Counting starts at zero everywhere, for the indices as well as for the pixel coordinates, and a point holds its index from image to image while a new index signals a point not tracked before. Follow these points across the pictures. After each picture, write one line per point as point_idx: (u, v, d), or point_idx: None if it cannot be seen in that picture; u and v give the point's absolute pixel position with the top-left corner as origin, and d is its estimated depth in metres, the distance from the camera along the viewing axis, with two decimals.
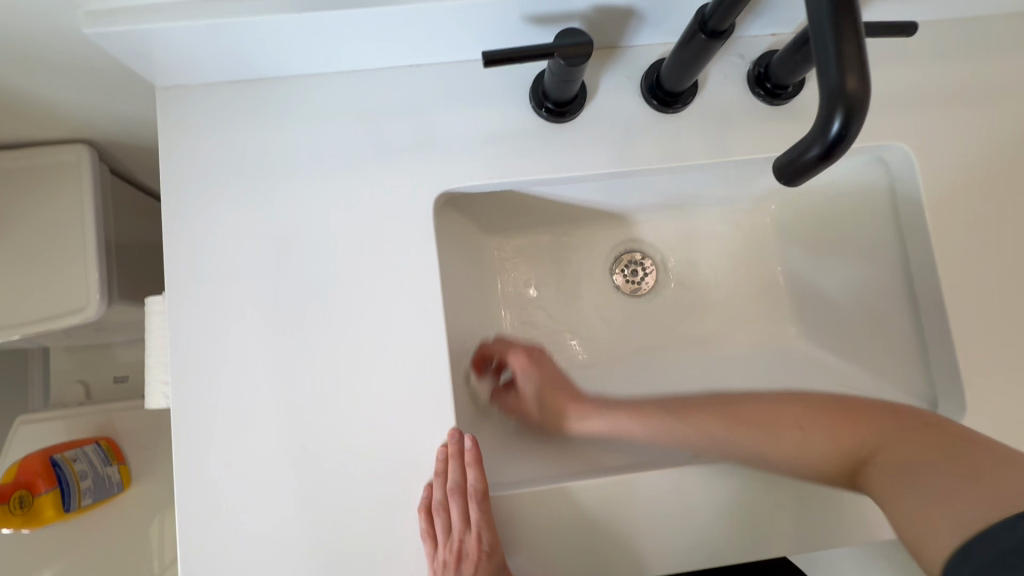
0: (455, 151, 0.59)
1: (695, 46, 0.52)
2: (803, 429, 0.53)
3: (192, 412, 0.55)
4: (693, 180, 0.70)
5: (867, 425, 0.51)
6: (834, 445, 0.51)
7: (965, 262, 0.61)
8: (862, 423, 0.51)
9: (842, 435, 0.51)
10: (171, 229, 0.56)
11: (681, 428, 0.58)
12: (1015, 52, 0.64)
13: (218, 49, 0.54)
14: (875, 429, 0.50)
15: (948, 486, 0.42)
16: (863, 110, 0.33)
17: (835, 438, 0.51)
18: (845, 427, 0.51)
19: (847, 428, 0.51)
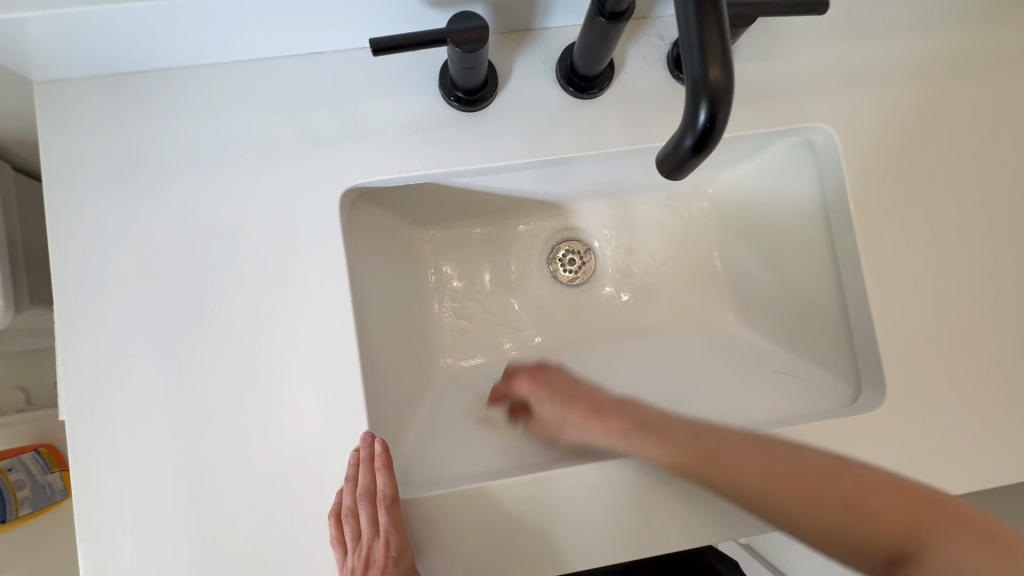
0: (363, 144, 0.57)
1: (597, 29, 0.49)
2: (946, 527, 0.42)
3: (90, 422, 0.54)
4: (621, 168, 0.68)
5: (867, 502, 0.46)
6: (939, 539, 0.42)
7: (885, 245, 0.61)
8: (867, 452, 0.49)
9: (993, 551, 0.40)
10: (57, 237, 0.54)
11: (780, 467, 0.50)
12: (941, 28, 0.63)
13: (96, 40, 0.50)
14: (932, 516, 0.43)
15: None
16: (727, 100, 0.31)
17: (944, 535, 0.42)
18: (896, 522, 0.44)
19: (898, 513, 0.44)
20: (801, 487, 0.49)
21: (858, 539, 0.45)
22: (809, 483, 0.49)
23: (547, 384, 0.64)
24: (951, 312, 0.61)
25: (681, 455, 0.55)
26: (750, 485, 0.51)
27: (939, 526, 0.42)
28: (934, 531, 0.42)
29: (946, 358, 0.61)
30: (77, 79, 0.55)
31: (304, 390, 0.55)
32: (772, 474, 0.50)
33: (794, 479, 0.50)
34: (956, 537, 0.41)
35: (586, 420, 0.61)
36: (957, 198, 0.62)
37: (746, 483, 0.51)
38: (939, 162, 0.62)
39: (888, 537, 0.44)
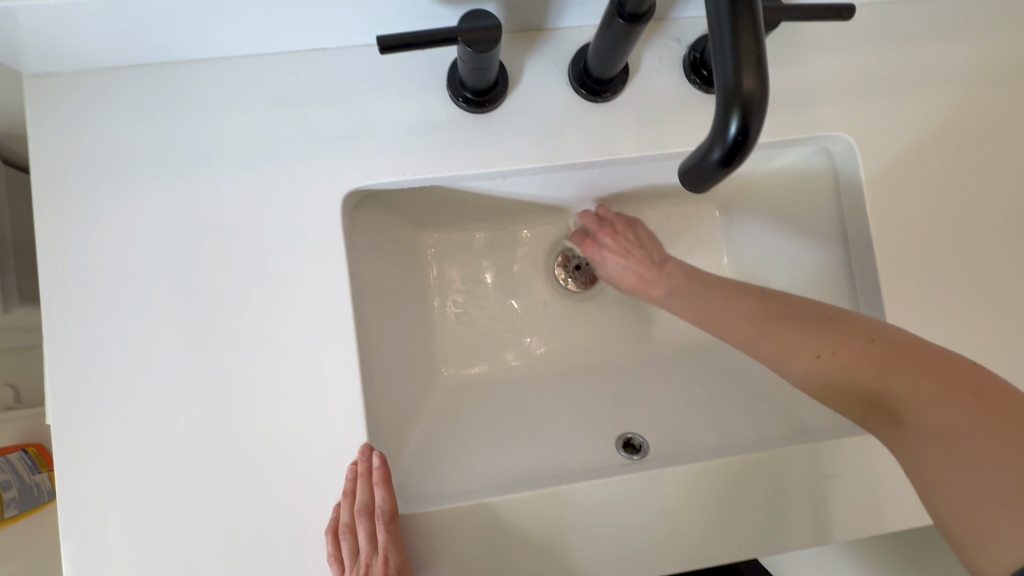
0: (367, 145, 0.55)
1: (614, 31, 0.47)
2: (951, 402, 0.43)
3: (74, 431, 0.52)
4: (633, 174, 0.66)
5: (853, 349, 0.48)
6: (931, 402, 0.43)
7: (904, 259, 0.59)
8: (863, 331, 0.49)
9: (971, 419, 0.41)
10: (44, 236, 0.52)
11: (793, 358, 0.52)
12: (964, 36, 0.61)
13: (90, 31, 0.48)
14: (913, 362, 0.46)
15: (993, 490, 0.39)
16: (761, 111, 0.29)
17: (935, 399, 0.43)
18: (869, 367, 0.47)
19: (879, 361, 0.47)
20: (808, 338, 0.51)
21: (848, 387, 0.48)
22: (818, 332, 0.51)
23: (621, 243, 0.68)
24: (968, 330, 0.60)
25: (724, 321, 0.58)
26: (757, 345, 0.55)
27: (915, 373, 0.45)
28: (905, 376, 0.45)
29: None
30: (68, 71, 0.53)
31: (301, 399, 0.53)
32: (789, 337, 0.52)
33: (801, 338, 0.52)
34: (927, 389, 0.44)
35: (647, 288, 0.66)
36: (977, 212, 0.61)
37: (762, 348, 0.54)
38: (960, 173, 0.61)
39: (864, 383, 0.47)
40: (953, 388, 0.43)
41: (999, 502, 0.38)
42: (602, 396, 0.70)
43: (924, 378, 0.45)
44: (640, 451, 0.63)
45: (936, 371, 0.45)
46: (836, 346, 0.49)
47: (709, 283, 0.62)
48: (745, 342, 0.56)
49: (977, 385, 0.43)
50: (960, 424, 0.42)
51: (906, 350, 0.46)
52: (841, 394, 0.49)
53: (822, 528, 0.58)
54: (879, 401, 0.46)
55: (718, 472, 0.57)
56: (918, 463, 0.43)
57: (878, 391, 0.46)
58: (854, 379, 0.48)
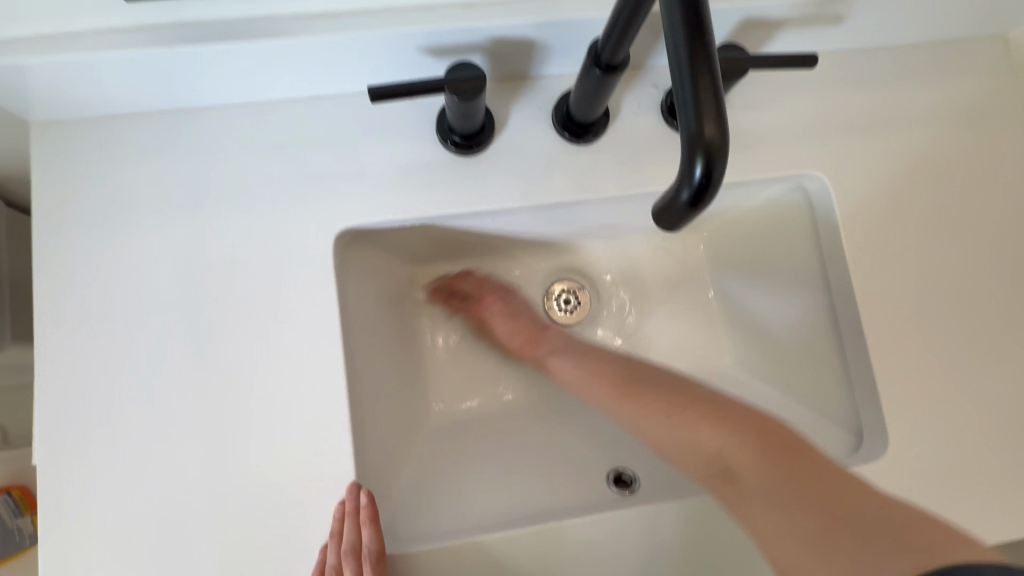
0: (359, 186, 0.57)
1: (592, 80, 0.50)
2: (756, 446, 0.47)
3: (59, 474, 0.51)
4: (617, 211, 0.68)
5: (729, 432, 0.49)
6: (745, 453, 0.46)
7: (882, 291, 0.61)
8: (707, 396, 0.54)
9: (757, 451, 0.46)
10: (40, 278, 0.53)
11: (652, 423, 0.54)
12: (925, 81, 0.64)
13: (96, 83, 0.51)
14: (739, 422, 0.49)
15: (816, 527, 0.40)
16: (723, 156, 0.31)
17: (746, 447, 0.47)
18: (708, 429, 0.50)
19: (715, 420, 0.50)
20: (685, 415, 0.52)
21: (694, 444, 0.50)
22: (716, 418, 0.50)
23: (502, 315, 0.70)
24: (950, 359, 0.61)
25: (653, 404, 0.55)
26: (679, 434, 0.52)
27: (742, 430, 0.48)
28: (733, 433, 0.48)
29: (949, 407, 0.60)
30: (74, 120, 0.55)
31: (291, 437, 0.53)
32: (699, 424, 0.51)
33: (702, 431, 0.50)
34: (756, 445, 0.47)
35: (523, 348, 0.69)
36: (949, 244, 0.63)
37: (653, 428, 0.54)
38: (931, 208, 0.63)
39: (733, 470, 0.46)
40: (778, 443, 0.46)
41: (831, 536, 0.39)
42: (594, 430, 0.70)
43: (769, 440, 0.47)
44: (631, 488, 0.63)
45: (764, 425, 0.48)
46: (717, 430, 0.49)
47: (580, 350, 0.66)
48: (680, 433, 0.52)
49: (792, 434, 0.47)
50: (770, 474, 0.44)
51: (739, 411, 0.50)
52: (697, 456, 0.50)
53: None
54: (728, 470, 0.47)
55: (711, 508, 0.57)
56: (755, 522, 0.43)
57: (744, 475, 0.45)
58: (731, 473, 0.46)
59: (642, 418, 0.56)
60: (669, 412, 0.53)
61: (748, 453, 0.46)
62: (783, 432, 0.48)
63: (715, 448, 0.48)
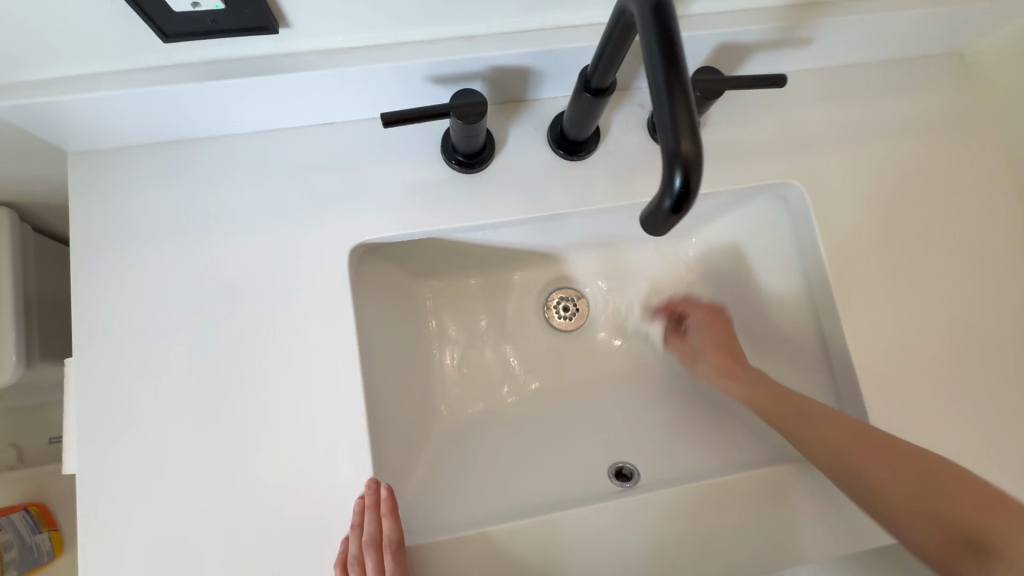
0: (370, 204, 0.61)
1: (583, 102, 0.55)
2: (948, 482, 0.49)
3: (95, 481, 0.55)
4: (611, 222, 0.73)
5: (923, 488, 0.50)
6: (931, 491, 0.49)
7: (857, 290, 0.66)
8: (857, 427, 0.55)
9: (948, 490, 0.48)
10: (76, 296, 0.57)
11: (827, 455, 0.56)
12: (889, 95, 0.70)
13: (129, 117, 0.55)
14: (913, 458, 0.51)
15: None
16: (699, 169, 0.36)
17: (932, 486, 0.49)
18: (891, 469, 0.51)
19: (878, 460, 0.52)
20: (854, 456, 0.54)
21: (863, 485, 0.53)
22: (902, 471, 0.51)
23: (719, 323, 0.72)
24: (923, 351, 0.65)
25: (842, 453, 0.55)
26: (875, 484, 0.52)
27: (918, 468, 0.51)
28: (914, 474, 0.50)
29: (924, 396, 0.64)
30: (107, 150, 0.60)
31: (312, 438, 0.57)
32: (901, 480, 0.51)
33: (903, 484, 0.51)
34: (938, 483, 0.49)
35: (723, 371, 0.68)
36: (917, 245, 0.68)
37: (840, 466, 0.55)
38: (899, 212, 0.68)
39: (960, 527, 0.47)
40: (957, 483, 0.49)
41: None
42: (595, 429, 0.74)
43: (948, 479, 0.49)
44: (631, 480, 0.68)
45: (934, 461, 0.51)
46: (913, 483, 0.50)
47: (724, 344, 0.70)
48: (875, 478, 0.52)
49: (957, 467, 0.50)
50: (974, 515, 0.47)
51: (905, 448, 0.52)
52: (882, 501, 0.51)
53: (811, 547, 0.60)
54: (921, 511, 0.49)
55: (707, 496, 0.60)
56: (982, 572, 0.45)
57: (969, 529, 0.46)
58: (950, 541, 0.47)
59: (811, 440, 0.57)
60: (831, 455, 0.55)
61: (926, 491, 0.49)
62: (946, 468, 0.50)
63: (903, 488, 0.50)
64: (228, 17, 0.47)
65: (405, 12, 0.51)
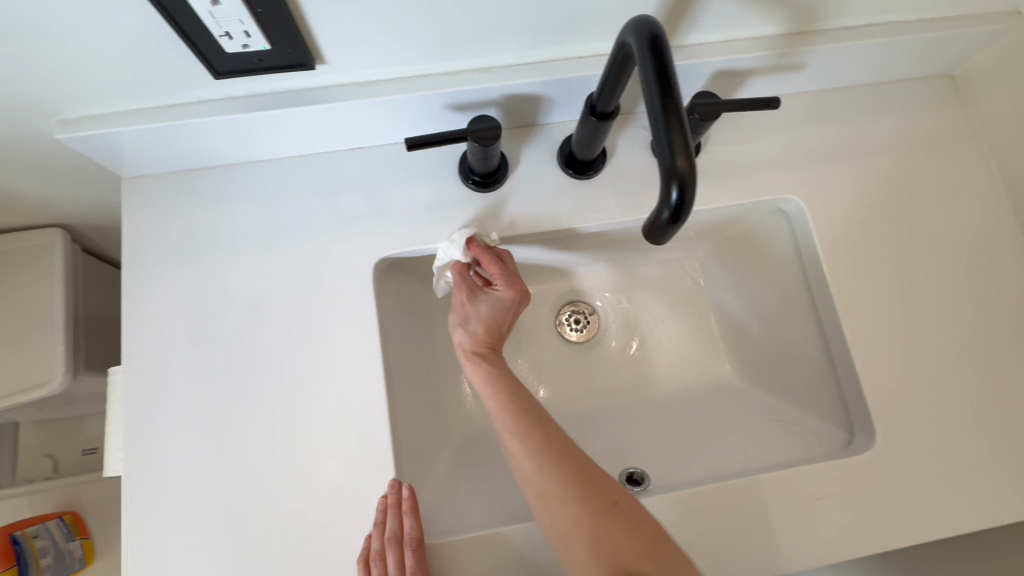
0: (392, 221, 0.66)
1: (589, 125, 0.60)
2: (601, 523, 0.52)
3: (138, 479, 0.59)
4: (619, 236, 0.76)
5: (619, 520, 0.52)
6: (621, 542, 0.51)
7: (856, 298, 0.69)
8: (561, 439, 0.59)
9: (608, 536, 0.52)
10: (126, 308, 0.62)
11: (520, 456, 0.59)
12: (881, 116, 0.74)
13: (179, 144, 0.61)
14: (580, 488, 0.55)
15: None
16: (692, 182, 0.40)
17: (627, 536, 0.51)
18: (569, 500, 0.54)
19: (608, 499, 0.54)
20: (573, 480, 0.55)
21: (600, 498, 0.54)
22: (603, 509, 0.53)
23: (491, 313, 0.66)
24: (925, 357, 0.67)
25: (551, 481, 0.56)
26: (563, 513, 0.54)
27: (616, 528, 0.52)
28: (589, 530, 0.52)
29: (928, 401, 0.66)
30: (156, 175, 0.66)
31: (337, 440, 0.60)
32: (597, 508, 0.53)
33: (590, 515, 0.53)
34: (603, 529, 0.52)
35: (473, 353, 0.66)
36: (913, 255, 0.70)
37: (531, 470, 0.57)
38: (894, 225, 0.71)
39: (623, 558, 0.50)
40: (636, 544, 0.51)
41: None
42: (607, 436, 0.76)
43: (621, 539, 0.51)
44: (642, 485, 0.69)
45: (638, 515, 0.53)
46: (604, 517, 0.53)
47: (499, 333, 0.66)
48: (589, 514, 0.53)
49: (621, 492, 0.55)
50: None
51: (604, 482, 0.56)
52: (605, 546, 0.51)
53: (820, 549, 0.62)
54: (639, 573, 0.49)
55: (719, 498, 0.62)
56: None
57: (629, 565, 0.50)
58: (634, 563, 0.50)
59: (521, 435, 0.59)
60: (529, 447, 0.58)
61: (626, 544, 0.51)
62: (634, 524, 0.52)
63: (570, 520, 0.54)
64: (272, 55, 0.53)
65: (428, 48, 0.57)
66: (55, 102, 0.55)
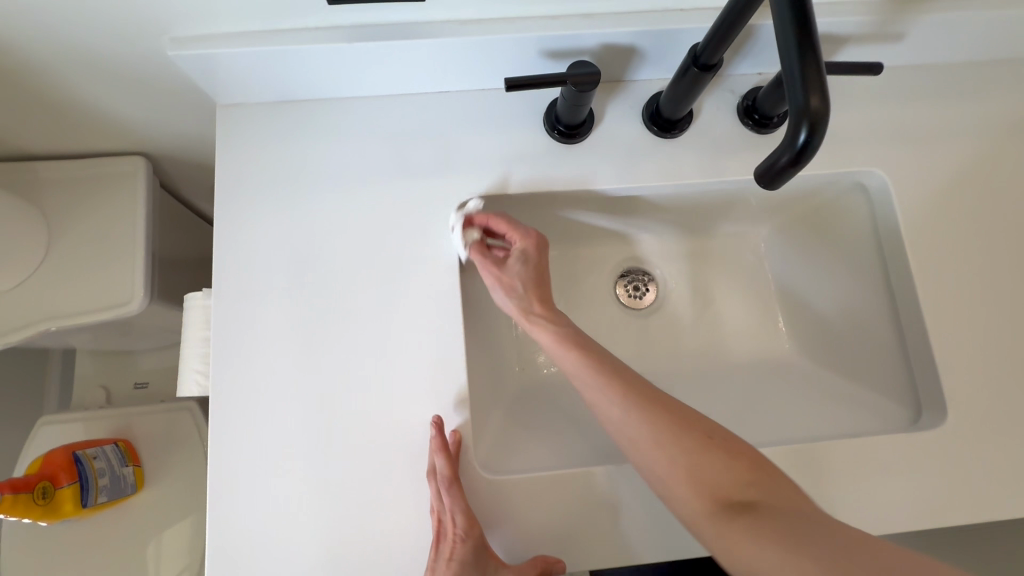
0: (476, 166, 0.67)
1: (688, 79, 0.59)
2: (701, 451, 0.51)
3: (224, 394, 0.61)
4: (694, 200, 0.76)
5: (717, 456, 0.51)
6: (722, 473, 0.50)
7: (936, 276, 0.68)
8: (618, 375, 0.57)
9: (716, 464, 0.50)
10: (217, 230, 0.64)
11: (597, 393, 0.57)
12: (974, 95, 0.72)
13: (279, 72, 0.62)
14: (689, 422, 0.53)
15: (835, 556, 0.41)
16: (823, 126, 0.40)
17: (726, 466, 0.50)
18: (650, 443, 0.53)
19: (672, 431, 0.53)
20: (663, 414, 0.54)
21: (703, 432, 0.53)
22: (702, 444, 0.52)
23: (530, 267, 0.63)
24: (1003, 340, 0.66)
25: (642, 421, 0.54)
26: (661, 454, 0.52)
27: (729, 458, 0.51)
28: (716, 463, 0.50)
29: (1003, 384, 0.65)
30: (249, 104, 0.67)
31: (414, 373, 0.62)
32: (698, 447, 0.51)
33: (689, 447, 0.52)
34: (733, 462, 0.50)
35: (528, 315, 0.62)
36: (998, 238, 0.69)
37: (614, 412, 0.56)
38: (980, 206, 0.70)
39: (748, 485, 0.49)
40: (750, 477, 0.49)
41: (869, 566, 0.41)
42: (665, 399, 0.77)
43: (738, 465, 0.50)
44: None
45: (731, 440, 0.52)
46: (701, 449, 0.51)
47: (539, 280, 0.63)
48: (677, 449, 0.52)
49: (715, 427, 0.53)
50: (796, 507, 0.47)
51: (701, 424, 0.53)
52: (727, 482, 0.49)
53: (885, 519, 0.62)
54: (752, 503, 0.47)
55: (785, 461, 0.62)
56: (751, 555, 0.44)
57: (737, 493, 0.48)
58: (744, 492, 0.48)
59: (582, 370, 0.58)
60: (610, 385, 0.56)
61: (730, 472, 0.50)
62: (735, 453, 0.51)
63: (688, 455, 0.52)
64: None
65: None
66: (169, 19, 0.56)
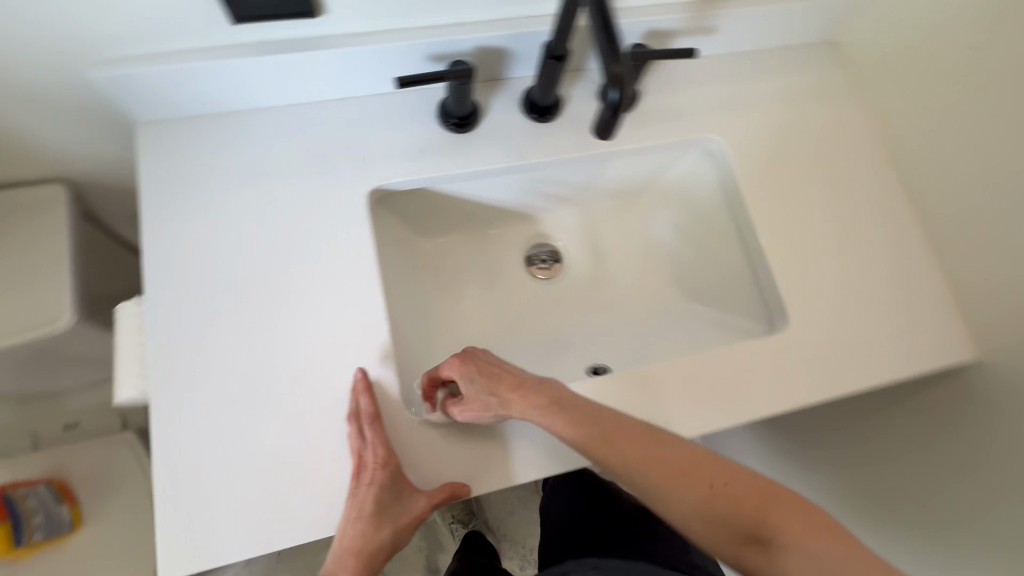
0: (383, 157, 0.76)
1: (548, 68, 0.72)
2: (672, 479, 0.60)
3: (164, 377, 0.66)
4: (577, 175, 0.89)
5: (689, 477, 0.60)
6: (693, 496, 0.58)
7: (772, 213, 0.83)
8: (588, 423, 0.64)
9: (682, 484, 0.59)
10: (145, 232, 0.69)
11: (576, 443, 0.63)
12: (781, 72, 0.91)
13: (192, 87, 0.70)
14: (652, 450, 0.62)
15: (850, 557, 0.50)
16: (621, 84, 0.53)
17: (696, 488, 0.59)
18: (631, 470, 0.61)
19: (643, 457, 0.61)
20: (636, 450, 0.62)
21: (670, 459, 0.61)
22: (674, 472, 0.60)
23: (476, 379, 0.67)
24: (831, 255, 0.82)
25: (620, 454, 0.62)
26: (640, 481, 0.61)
27: (695, 482, 0.59)
28: (687, 489, 0.59)
29: (837, 290, 0.80)
30: (167, 120, 0.74)
31: (343, 337, 0.69)
32: (666, 474, 0.60)
33: (660, 474, 0.60)
34: (700, 484, 0.59)
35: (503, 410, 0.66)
36: (815, 179, 0.86)
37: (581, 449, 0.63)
38: (798, 156, 0.87)
39: (728, 503, 0.57)
40: (730, 496, 0.58)
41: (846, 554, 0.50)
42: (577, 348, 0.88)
43: (701, 479, 0.59)
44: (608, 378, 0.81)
45: (692, 455, 0.61)
46: (669, 478, 0.60)
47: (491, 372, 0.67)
48: (654, 478, 0.60)
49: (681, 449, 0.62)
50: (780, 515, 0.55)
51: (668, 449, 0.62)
52: (712, 511, 0.57)
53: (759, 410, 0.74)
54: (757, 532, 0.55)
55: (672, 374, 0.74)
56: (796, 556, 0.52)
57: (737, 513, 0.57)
58: (720, 505, 0.57)
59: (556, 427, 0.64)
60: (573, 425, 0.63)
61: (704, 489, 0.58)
62: (696, 467, 0.60)
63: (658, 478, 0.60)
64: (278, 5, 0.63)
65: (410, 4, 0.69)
66: (84, 46, 0.63)
